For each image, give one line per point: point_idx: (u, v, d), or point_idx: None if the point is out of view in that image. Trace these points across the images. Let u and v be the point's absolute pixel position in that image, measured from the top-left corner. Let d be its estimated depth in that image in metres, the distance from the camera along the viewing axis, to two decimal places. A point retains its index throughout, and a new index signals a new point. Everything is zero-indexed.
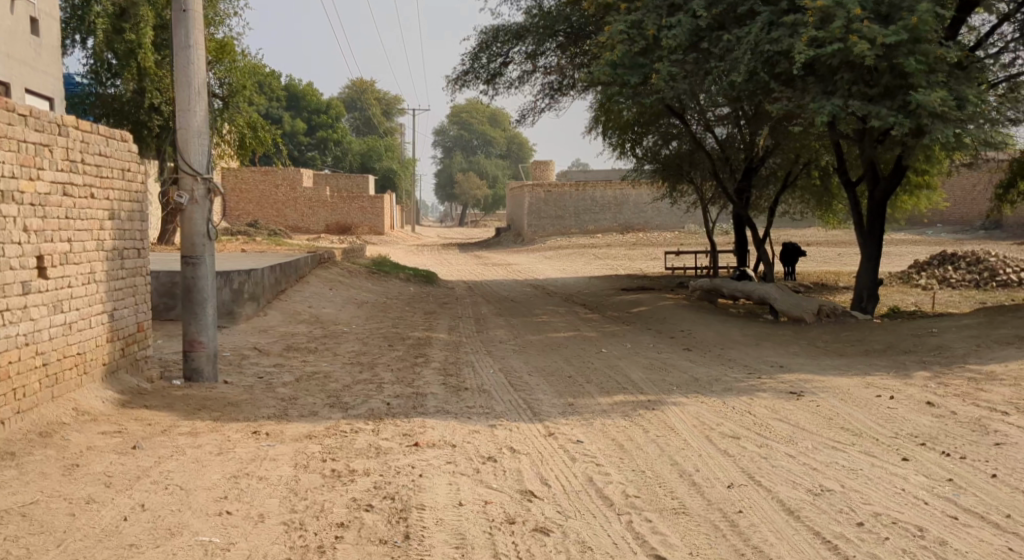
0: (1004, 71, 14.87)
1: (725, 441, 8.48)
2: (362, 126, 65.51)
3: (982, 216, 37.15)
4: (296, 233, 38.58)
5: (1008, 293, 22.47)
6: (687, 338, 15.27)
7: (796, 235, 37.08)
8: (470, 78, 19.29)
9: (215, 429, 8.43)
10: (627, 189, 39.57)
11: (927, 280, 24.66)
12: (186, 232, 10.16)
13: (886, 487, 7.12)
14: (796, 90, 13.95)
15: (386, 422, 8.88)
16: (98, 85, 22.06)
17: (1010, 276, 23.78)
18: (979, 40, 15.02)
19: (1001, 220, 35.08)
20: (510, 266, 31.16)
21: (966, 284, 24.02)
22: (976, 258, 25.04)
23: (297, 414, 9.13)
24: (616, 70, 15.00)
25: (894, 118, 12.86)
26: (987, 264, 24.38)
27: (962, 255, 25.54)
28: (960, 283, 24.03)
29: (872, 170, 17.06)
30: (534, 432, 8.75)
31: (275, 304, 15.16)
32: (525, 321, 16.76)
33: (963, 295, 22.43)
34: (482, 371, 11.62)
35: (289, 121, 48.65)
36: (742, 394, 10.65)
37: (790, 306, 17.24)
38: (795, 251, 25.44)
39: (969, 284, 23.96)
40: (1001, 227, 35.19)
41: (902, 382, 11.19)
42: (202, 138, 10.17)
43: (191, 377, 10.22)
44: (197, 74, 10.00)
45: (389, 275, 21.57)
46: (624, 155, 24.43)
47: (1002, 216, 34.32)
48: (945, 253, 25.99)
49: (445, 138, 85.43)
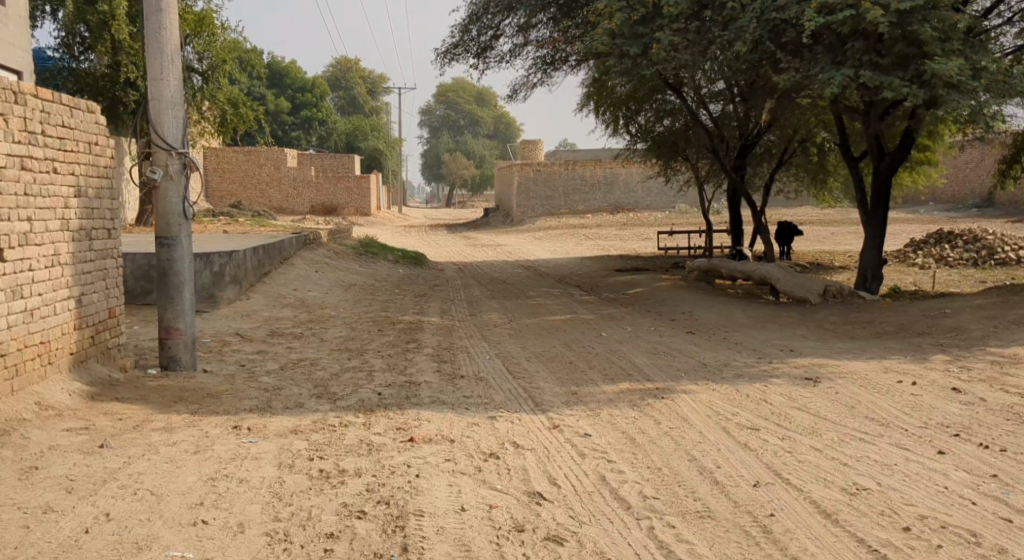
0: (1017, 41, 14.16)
1: (745, 433, 7.84)
2: (347, 105, 64.02)
3: (974, 195, 36.75)
4: (281, 214, 37.83)
5: (1008, 271, 21.96)
6: (690, 320, 14.63)
7: (789, 215, 36.52)
8: (460, 52, 18.54)
9: (192, 424, 7.75)
10: (618, 169, 38.99)
11: (925, 258, 24.06)
12: (160, 211, 9.43)
13: (927, 484, 6.46)
14: (805, 61, 13.24)
15: (377, 414, 8.21)
16: (71, 60, 21.28)
17: (1009, 254, 23.27)
18: (988, 7, 14.29)
19: (994, 199, 34.74)
20: (499, 247, 30.39)
21: (965, 262, 23.45)
22: (973, 236, 24.50)
23: (281, 406, 8.46)
24: (615, 40, 14.23)
25: (906, 89, 12.14)
26: (985, 242, 23.84)
27: (958, 233, 25.00)
28: (958, 261, 23.45)
29: (876, 145, 16.34)
30: (537, 424, 8.10)
31: (258, 288, 14.42)
32: (519, 303, 16.11)
33: (963, 274, 21.85)
34: (478, 358, 10.97)
35: (272, 100, 47.68)
36: (755, 381, 10.04)
37: (793, 287, 16.59)
38: (790, 230, 24.73)
39: (968, 263, 23.37)
40: (994, 205, 34.77)
41: (922, 366, 10.60)
42: (176, 110, 9.42)
43: (168, 366, 9.52)
44: (170, 40, 9.28)
45: (376, 256, 20.87)
46: (617, 133, 23.71)
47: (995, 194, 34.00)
48: (941, 231, 25.43)
49: (432, 119, 84.37)
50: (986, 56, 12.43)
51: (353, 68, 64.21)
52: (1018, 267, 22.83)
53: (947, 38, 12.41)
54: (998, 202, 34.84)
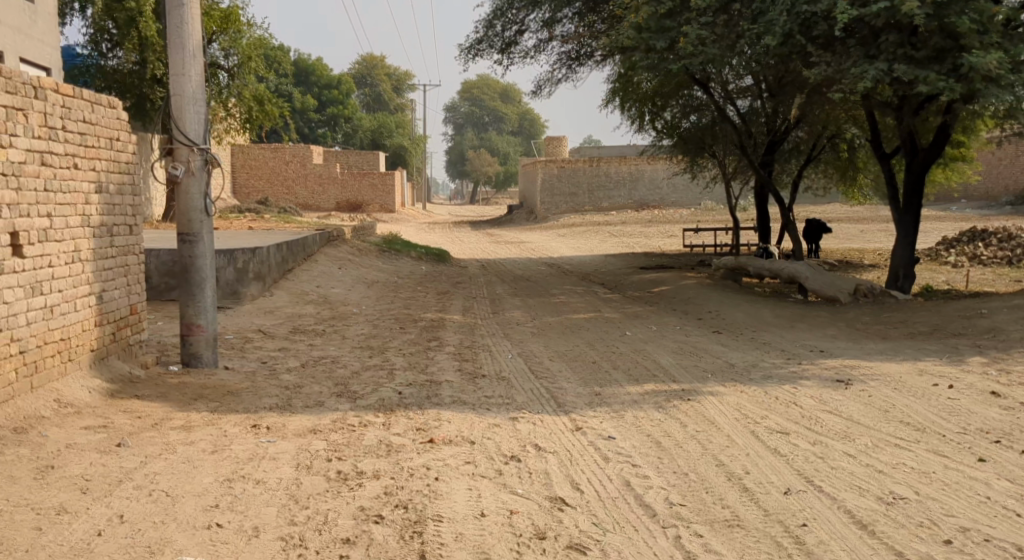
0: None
1: (774, 437, 7.78)
2: (373, 102, 64.01)
3: (1008, 192, 36.24)
4: (307, 210, 37.85)
5: None
6: (717, 319, 14.42)
7: (817, 212, 36.15)
8: (484, 47, 18.38)
9: (211, 422, 7.64)
10: (643, 165, 38.68)
11: (958, 257, 23.68)
12: (181, 207, 9.35)
13: (969, 495, 6.35)
14: (836, 54, 12.99)
15: (398, 414, 8.10)
16: (99, 56, 21.27)
17: None
18: None
19: None
20: (522, 244, 30.24)
21: (999, 260, 22.89)
22: (1008, 234, 24.08)
23: (301, 404, 8.35)
24: (641, 34, 14.07)
25: (943, 84, 11.87)
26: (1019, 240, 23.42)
27: (993, 231, 24.61)
28: (991, 259, 23.00)
29: (909, 141, 16.07)
30: (560, 426, 7.97)
31: (280, 284, 14.35)
32: (543, 301, 15.96)
33: (996, 273, 21.46)
34: (500, 357, 10.84)
35: (299, 98, 47.55)
36: (785, 382, 9.87)
37: (823, 285, 16.34)
38: (818, 227, 24.37)
39: (1002, 260, 22.83)
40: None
41: (959, 369, 10.40)
42: (198, 106, 9.33)
43: (189, 363, 9.44)
44: (192, 35, 9.20)
45: (400, 253, 20.80)
46: (643, 129, 23.47)
47: None
48: (973, 229, 25.03)
49: (456, 115, 84.35)
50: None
51: (378, 65, 64.41)
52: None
53: (986, 30, 12.12)
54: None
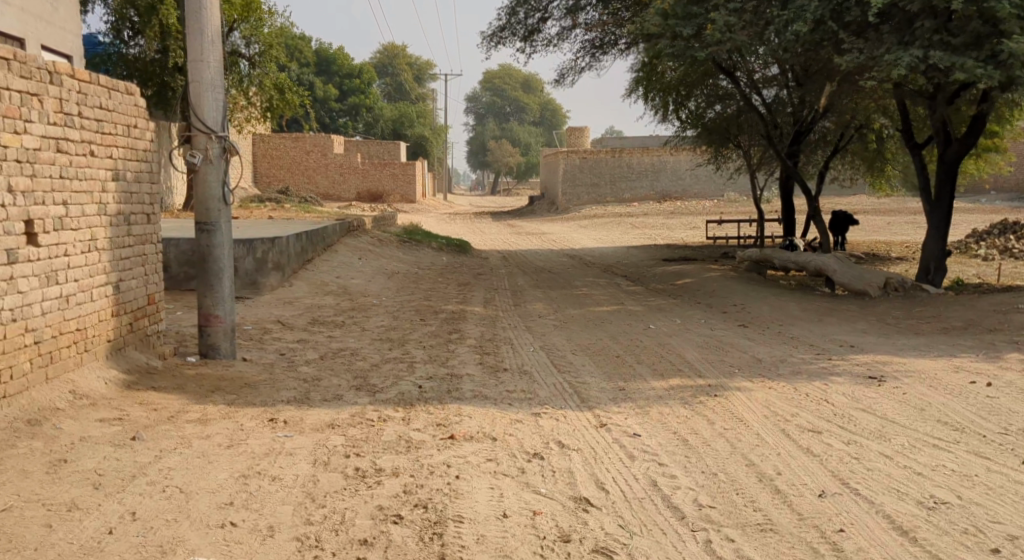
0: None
1: (806, 436, 7.71)
2: (394, 92, 63.80)
3: None
4: (327, 200, 37.77)
5: None
6: (742, 313, 14.16)
7: (842, 203, 35.75)
8: (507, 35, 18.11)
9: (228, 415, 7.47)
10: (666, 156, 38.31)
11: (988, 249, 23.30)
12: (199, 196, 9.18)
13: (1013, 500, 6.52)
14: (869, 41, 12.69)
15: (419, 408, 7.92)
16: (121, 44, 21.15)
17: None
18: None
19: None
20: (544, 235, 30.03)
21: None
22: None
23: (320, 398, 8.18)
24: (667, 21, 13.81)
25: (981, 71, 11.56)
26: None
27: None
28: (1022, 253, 22.54)
29: (942, 131, 15.73)
30: (584, 422, 7.77)
31: (300, 275, 14.20)
32: (565, 293, 15.75)
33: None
34: (523, 350, 10.66)
35: (321, 87, 47.19)
36: (814, 378, 9.64)
37: (851, 279, 16.03)
38: (845, 220, 23.95)
39: None
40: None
41: (996, 366, 10.19)
42: (216, 93, 9.16)
43: (207, 354, 9.28)
44: (210, 19, 9.02)
45: (421, 244, 20.62)
46: (667, 119, 23.12)
47: None
48: (1004, 222, 24.61)
49: (478, 105, 84.09)
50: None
51: (399, 54, 64.23)
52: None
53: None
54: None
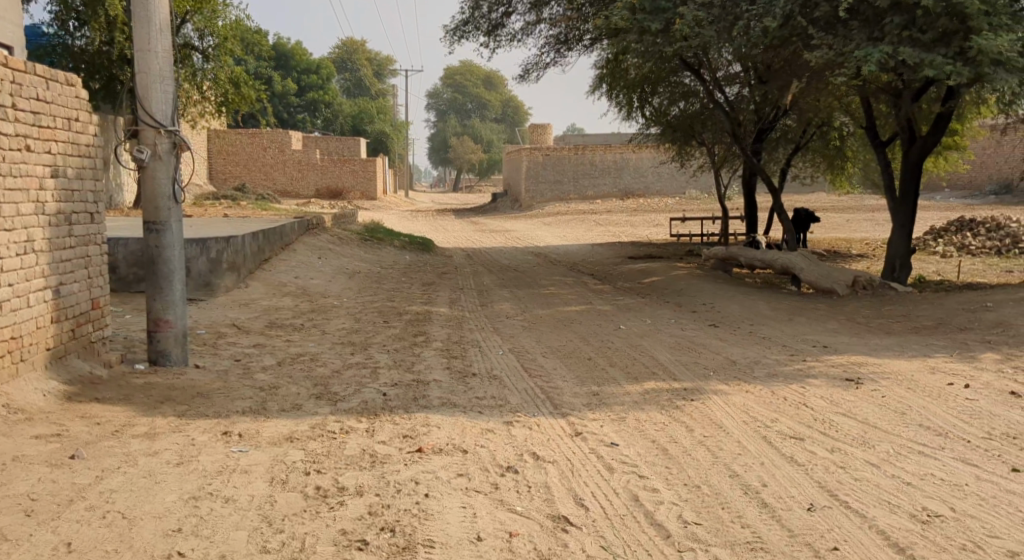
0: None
1: (788, 443, 7.35)
2: (353, 87, 63.08)
3: (991, 181, 36.17)
4: (286, 197, 37.07)
5: None
6: (712, 312, 13.84)
7: (802, 201, 35.74)
8: (470, 29, 17.65)
9: (177, 429, 6.96)
10: (628, 153, 38.06)
11: (945, 246, 23.25)
12: (147, 194, 8.63)
13: (1007, 511, 6.26)
14: (838, 37, 12.42)
15: (383, 418, 7.46)
16: (67, 35, 20.35)
17: None
18: None
19: (1012, 186, 34.05)
20: (507, 232, 29.63)
21: (987, 251, 22.49)
22: (996, 224, 23.67)
23: (278, 408, 7.67)
24: (635, 15, 13.36)
25: (950, 67, 11.32)
26: (1009, 230, 22.99)
27: (981, 221, 24.17)
28: (981, 250, 22.50)
29: (908, 128, 15.49)
30: (559, 430, 7.38)
31: (257, 275, 13.65)
32: (532, 292, 15.35)
33: (986, 263, 21.04)
34: (491, 353, 10.22)
35: (278, 82, 46.40)
36: (791, 381, 9.32)
37: (819, 277, 15.76)
38: (807, 217, 23.69)
39: (990, 251, 22.47)
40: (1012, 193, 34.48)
41: (972, 366, 9.95)
42: (165, 85, 8.62)
43: (157, 361, 8.71)
44: (159, 7, 8.48)
45: (383, 242, 20.12)
46: (630, 116, 22.76)
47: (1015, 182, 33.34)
48: (962, 219, 24.60)
49: (438, 102, 83.44)
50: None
51: (359, 49, 63.63)
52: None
53: (994, 12, 11.58)
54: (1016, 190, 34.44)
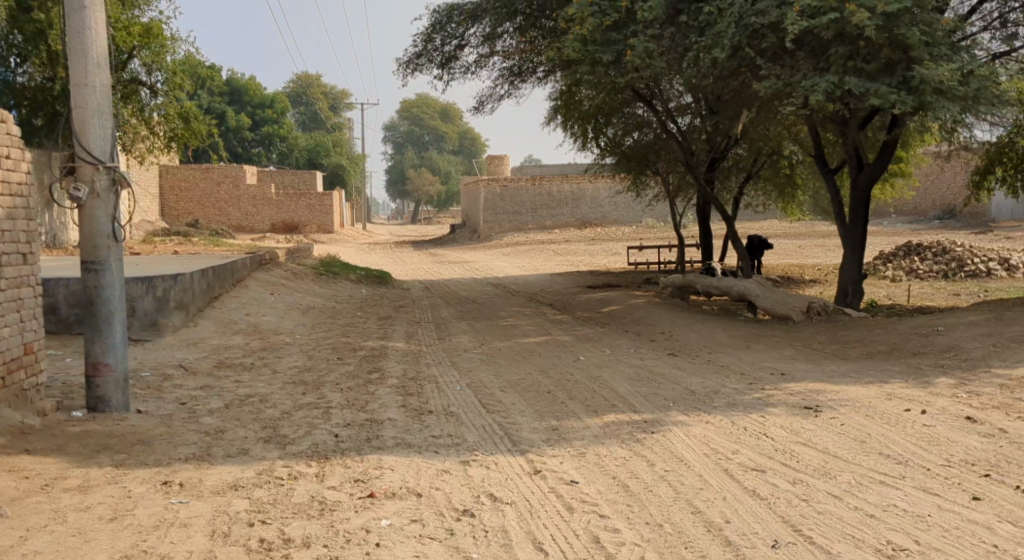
0: (1003, 43, 13.41)
1: (750, 475, 7.19)
2: (308, 121, 62.90)
3: (936, 208, 36.75)
4: (240, 232, 36.56)
5: (980, 284, 21.36)
6: (670, 341, 13.70)
7: (755, 228, 36.00)
8: (423, 62, 17.51)
9: (113, 480, 6.63)
10: (585, 184, 38.14)
11: (894, 270, 23.39)
12: (84, 232, 8.31)
13: (972, 543, 6.18)
14: (786, 67, 12.48)
15: (333, 462, 7.18)
16: (8, 72, 19.82)
17: (979, 265, 22.63)
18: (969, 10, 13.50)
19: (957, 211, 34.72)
20: (466, 264, 29.40)
21: (934, 274, 22.71)
22: (942, 248, 23.85)
23: (223, 453, 7.36)
24: (586, 47, 13.20)
25: (895, 96, 11.35)
26: (954, 254, 23.22)
27: (928, 245, 24.36)
28: (928, 273, 22.79)
29: (855, 156, 15.57)
30: (516, 469, 7.14)
31: (206, 313, 13.29)
32: (489, 325, 15.12)
33: (935, 286, 21.22)
34: (446, 389, 9.97)
35: (232, 117, 45.88)
36: (751, 410, 9.17)
37: (775, 303, 15.71)
38: (761, 244, 23.76)
39: (938, 275, 22.68)
40: (956, 216, 35.13)
41: (927, 391, 9.89)
42: (103, 120, 8.33)
43: (95, 407, 8.34)
44: (95, 40, 8.22)
45: (338, 276, 19.81)
46: (585, 146, 22.69)
47: (961, 206, 33.92)
48: (909, 243, 24.80)
49: (395, 135, 83.21)
50: (973, 60, 11.85)
51: (314, 83, 63.39)
52: (989, 279, 22.18)
53: (934, 42, 11.80)
54: (960, 214, 35.12)
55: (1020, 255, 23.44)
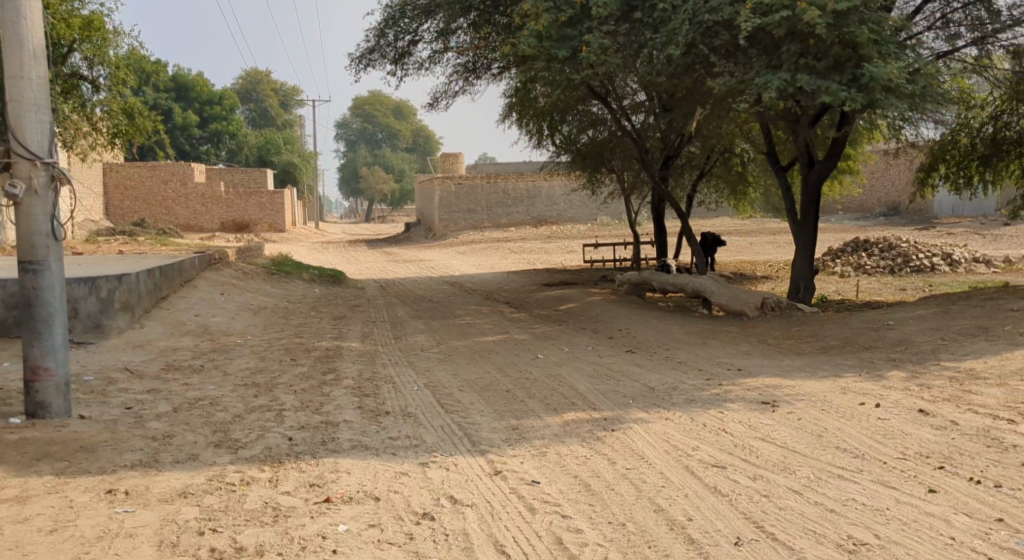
0: (946, 43, 13.60)
1: (710, 472, 7.19)
2: (258, 118, 62.08)
3: (881, 205, 37.37)
4: (189, 232, 36.04)
5: (926, 279, 21.69)
6: (627, 338, 13.71)
7: (707, 225, 36.29)
8: (376, 57, 17.36)
9: (55, 489, 6.46)
10: (540, 181, 38.21)
11: (842, 266, 23.65)
12: (21, 231, 8.08)
13: (930, 536, 6.24)
14: (738, 65, 12.53)
15: (288, 466, 7.05)
16: None
17: (924, 260, 22.98)
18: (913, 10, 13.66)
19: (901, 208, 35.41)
20: (421, 262, 29.23)
21: (881, 269, 23.01)
22: (888, 244, 24.18)
23: (171, 459, 7.20)
24: (542, 43, 13.08)
25: (845, 93, 11.44)
26: (900, 249, 23.56)
27: (875, 240, 24.70)
28: (876, 269, 23.07)
29: (805, 153, 15.71)
30: (477, 470, 7.06)
31: (154, 314, 13.03)
32: (446, 323, 15.02)
33: (882, 281, 21.53)
34: (404, 389, 9.87)
35: (180, 114, 45.14)
36: (708, 406, 9.19)
37: (729, 299, 15.79)
38: (714, 241, 23.87)
39: (885, 270, 22.99)
40: (900, 213, 35.69)
41: (880, 385, 9.99)
42: (41, 114, 8.10)
43: (35, 413, 8.12)
44: (31, 32, 7.99)
45: (291, 275, 19.57)
46: (540, 144, 22.67)
47: (905, 203, 34.58)
48: (857, 240, 25.10)
49: (348, 132, 82.55)
50: (918, 59, 12.07)
51: (263, 80, 62.62)
52: (933, 274, 22.54)
53: (881, 41, 11.97)
54: (904, 210, 35.70)
55: (963, 250, 23.87)
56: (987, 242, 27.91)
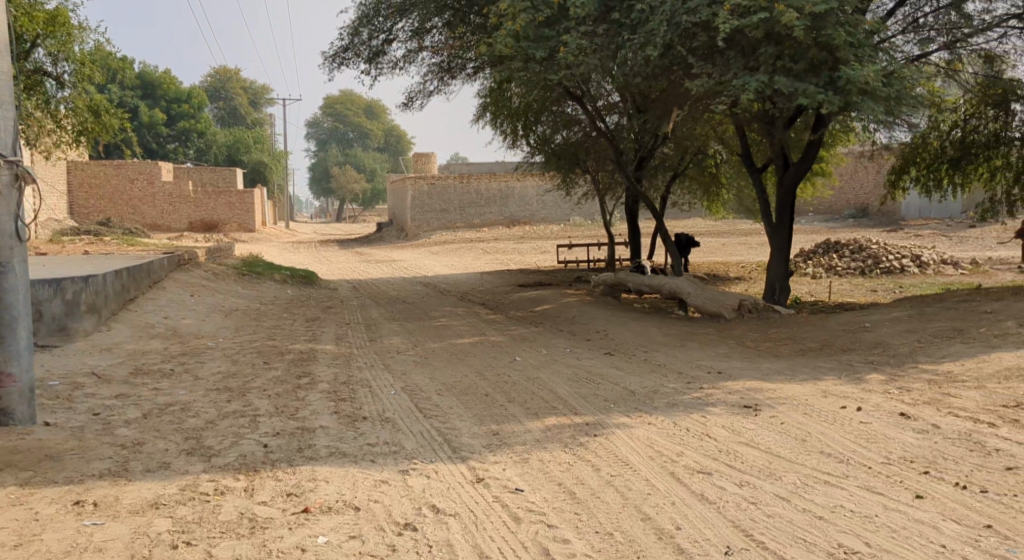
0: (918, 46, 13.57)
1: (696, 478, 7.06)
2: (227, 116, 61.57)
3: (851, 206, 37.58)
4: (156, 231, 35.58)
5: (896, 280, 21.76)
6: (605, 339, 13.57)
7: (679, 226, 36.31)
8: (350, 56, 17.10)
9: (19, 501, 6.20)
10: (513, 182, 38.03)
11: (814, 267, 23.67)
12: None
13: (919, 543, 6.15)
14: (717, 66, 12.42)
15: (264, 474, 6.83)
16: None
17: (894, 262, 23.07)
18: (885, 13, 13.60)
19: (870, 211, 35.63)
20: (394, 262, 28.97)
21: (852, 271, 23.06)
22: (859, 245, 24.24)
23: (142, 468, 6.96)
24: (519, 43, 12.88)
25: (822, 96, 11.38)
26: (871, 251, 23.63)
27: (846, 242, 24.75)
28: (847, 270, 23.11)
29: (780, 155, 15.61)
30: (458, 477, 6.88)
31: (121, 317, 12.72)
32: (421, 325, 14.81)
33: (854, 283, 21.58)
34: (380, 393, 9.66)
35: (146, 112, 44.58)
36: (690, 410, 9.06)
37: (706, 301, 15.69)
38: (688, 241, 23.77)
39: (856, 271, 23.05)
40: (869, 216, 35.87)
41: (860, 388, 9.90)
42: (4, 111, 7.83)
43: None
44: None
45: (262, 276, 19.27)
46: (515, 144, 22.49)
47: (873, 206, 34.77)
48: (828, 241, 25.14)
49: (319, 131, 81.95)
50: (894, 61, 12.02)
51: (233, 78, 62.04)
52: (904, 276, 22.62)
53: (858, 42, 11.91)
54: (873, 213, 35.92)
55: (932, 252, 23.97)
56: (955, 244, 28.08)
